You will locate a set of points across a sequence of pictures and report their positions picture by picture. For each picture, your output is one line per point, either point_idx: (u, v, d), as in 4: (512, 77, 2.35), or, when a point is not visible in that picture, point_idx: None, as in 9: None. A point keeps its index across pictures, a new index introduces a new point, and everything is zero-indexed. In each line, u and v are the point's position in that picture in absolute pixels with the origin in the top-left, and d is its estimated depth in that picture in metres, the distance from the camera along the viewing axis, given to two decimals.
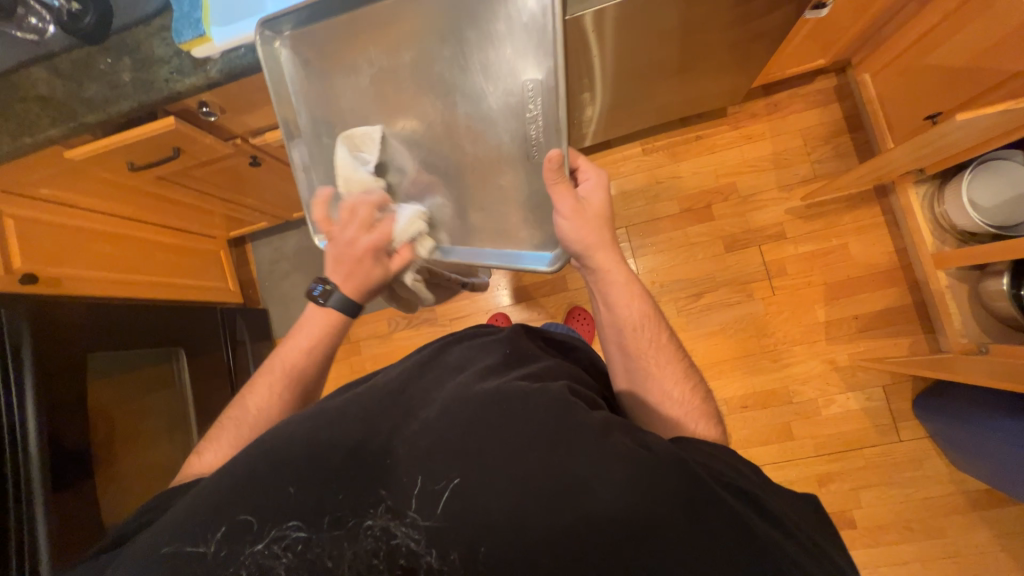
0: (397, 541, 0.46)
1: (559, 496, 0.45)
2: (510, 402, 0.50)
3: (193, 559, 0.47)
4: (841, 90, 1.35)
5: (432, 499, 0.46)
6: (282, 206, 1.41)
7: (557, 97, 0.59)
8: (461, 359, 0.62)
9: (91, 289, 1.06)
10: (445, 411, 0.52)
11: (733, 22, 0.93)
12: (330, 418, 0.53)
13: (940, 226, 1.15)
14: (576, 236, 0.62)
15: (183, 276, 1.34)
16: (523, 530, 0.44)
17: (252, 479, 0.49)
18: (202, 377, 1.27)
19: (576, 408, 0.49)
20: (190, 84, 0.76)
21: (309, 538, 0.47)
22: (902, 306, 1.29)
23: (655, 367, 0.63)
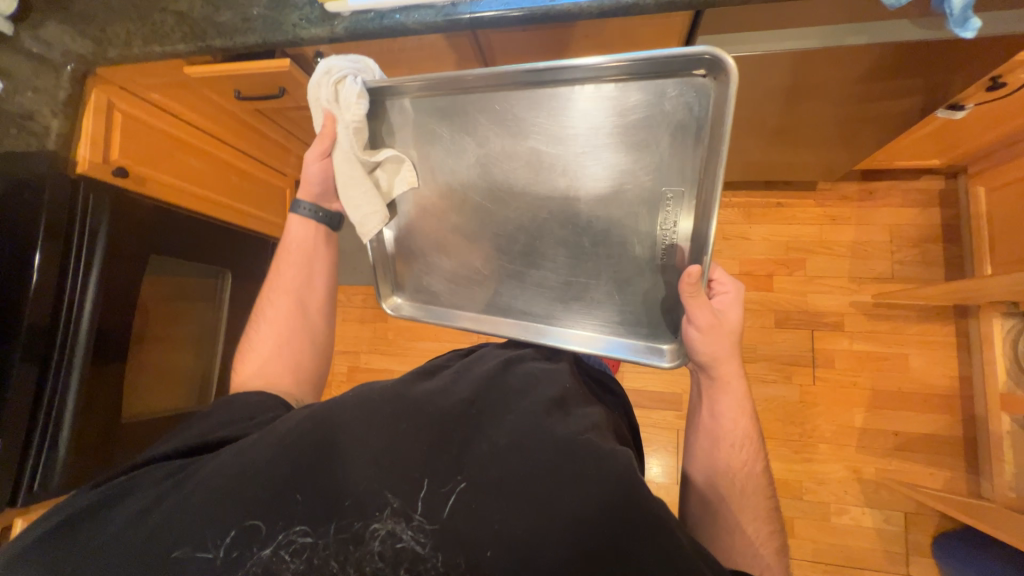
0: (402, 545, 0.47)
1: (566, 543, 0.45)
2: (548, 446, 0.50)
3: (200, 563, 0.47)
4: (947, 196, 1.26)
5: (438, 502, 0.48)
6: None
7: (700, 211, 0.60)
8: (526, 380, 0.61)
9: (169, 195, 1.12)
10: (493, 444, 0.51)
11: (857, 100, 0.88)
12: (364, 410, 0.55)
13: (1020, 367, 1.06)
14: (708, 348, 0.65)
15: (253, 206, 1.39)
16: (530, 556, 0.45)
17: (267, 481, 0.50)
18: (239, 303, 1.32)
19: (612, 454, 0.50)
20: (314, 33, 0.78)
21: (315, 543, 0.47)
22: (950, 436, 1.20)
23: (743, 488, 0.64)
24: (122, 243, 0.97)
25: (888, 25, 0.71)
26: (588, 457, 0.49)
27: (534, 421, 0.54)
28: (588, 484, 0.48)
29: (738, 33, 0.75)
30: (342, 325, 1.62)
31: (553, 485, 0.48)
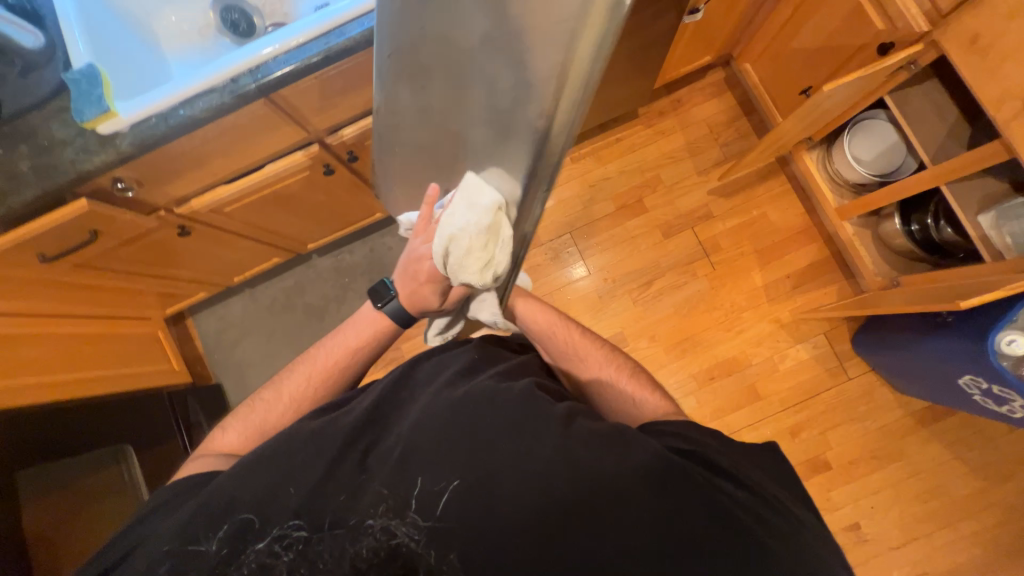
0: (398, 541, 0.47)
1: (544, 479, 0.47)
2: (495, 404, 0.52)
3: (194, 558, 0.48)
4: (730, 80, 1.51)
5: (431, 499, 0.47)
6: (219, 273, 1.35)
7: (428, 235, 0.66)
8: (441, 364, 0.61)
9: (35, 395, 0.99)
10: (425, 417, 0.53)
11: (626, 32, 1.02)
12: (318, 431, 0.54)
13: (836, 184, 1.30)
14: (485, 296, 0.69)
15: (120, 364, 1.24)
16: (516, 506, 0.46)
17: (254, 477, 0.51)
18: (160, 471, 1.15)
19: (540, 400, 0.52)
20: (100, 161, 0.73)
21: (309, 538, 0.48)
22: (824, 258, 1.43)
23: (582, 363, 0.67)
24: None
25: None
26: (525, 408, 0.52)
27: (457, 390, 0.55)
28: (536, 424, 0.50)
29: None
30: None
31: (509, 438, 0.49)
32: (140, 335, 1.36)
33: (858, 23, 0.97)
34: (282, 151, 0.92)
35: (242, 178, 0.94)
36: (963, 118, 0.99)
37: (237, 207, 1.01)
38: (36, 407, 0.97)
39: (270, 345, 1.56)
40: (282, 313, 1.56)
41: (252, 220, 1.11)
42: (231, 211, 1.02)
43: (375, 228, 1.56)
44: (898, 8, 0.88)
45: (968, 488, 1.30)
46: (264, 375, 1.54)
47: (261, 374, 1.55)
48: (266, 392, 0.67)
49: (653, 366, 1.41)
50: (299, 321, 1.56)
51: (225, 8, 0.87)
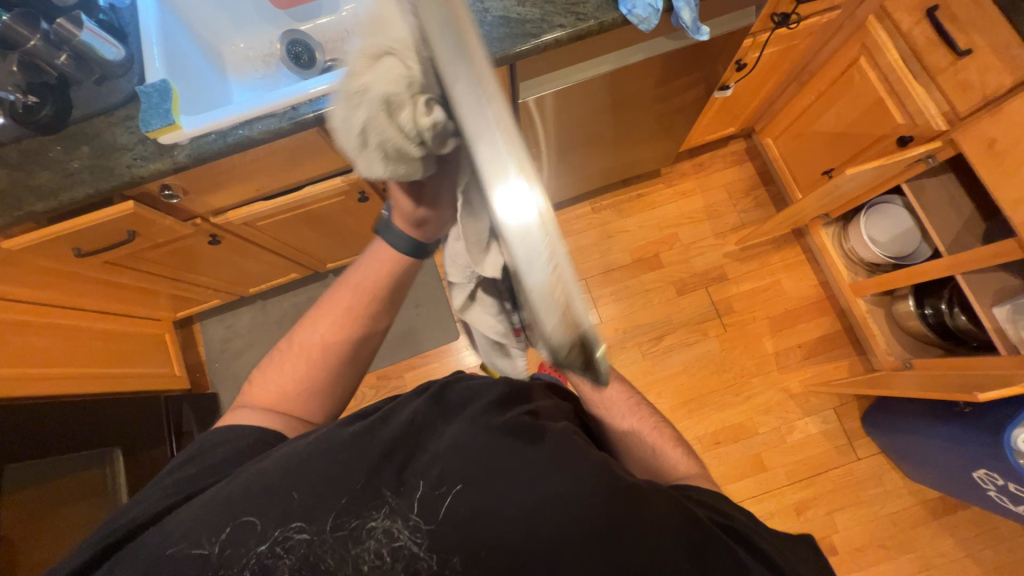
0: (399, 544, 0.46)
1: (563, 509, 0.45)
2: (520, 434, 0.50)
3: (195, 560, 0.46)
4: (750, 151, 1.58)
5: (434, 504, 0.47)
6: (238, 283, 1.36)
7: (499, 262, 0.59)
8: (467, 387, 0.59)
9: (33, 389, 0.97)
10: (450, 437, 0.51)
11: (658, 98, 1.07)
12: (332, 436, 0.53)
13: (851, 260, 1.33)
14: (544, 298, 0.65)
15: (123, 364, 1.23)
16: (527, 526, 0.45)
17: (261, 484, 0.49)
18: (142, 480, 1.11)
19: (574, 443, 0.51)
20: (155, 168, 0.76)
21: (311, 539, 0.46)
22: (836, 332, 1.43)
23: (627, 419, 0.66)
24: None
25: (652, 42, 0.89)
26: (555, 442, 0.50)
27: (492, 417, 0.53)
28: (559, 461, 0.48)
29: (548, 73, 0.89)
30: None
31: (527, 465, 0.48)
32: (148, 336, 1.35)
33: (879, 113, 1.03)
34: (323, 174, 0.95)
35: (280, 196, 0.97)
36: (976, 212, 1.03)
37: (270, 222, 1.04)
38: (40, 401, 0.96)
39: None
40: (291, 328, 1.56)
41: (281, 235, 1.13)
42: (264, 225, 1.05)
43: None
44: (917, 106, 0.94)
45: None
46: None
47: None
48: (283, 343, 0.70)
49: None
50: None
51: (291, 41, 0.92)
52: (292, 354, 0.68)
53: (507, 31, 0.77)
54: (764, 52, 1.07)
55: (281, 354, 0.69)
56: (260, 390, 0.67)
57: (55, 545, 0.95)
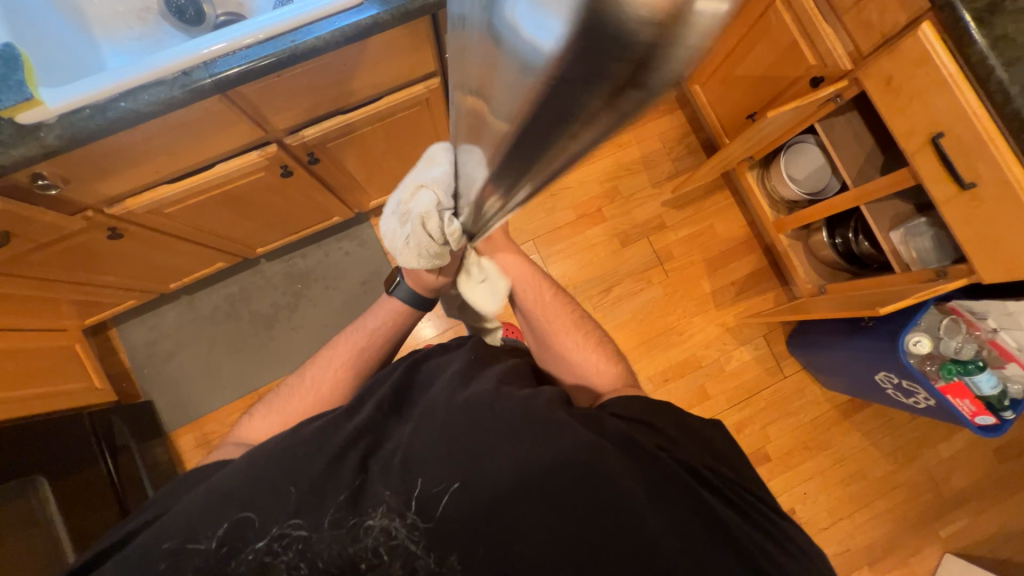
0: (397, 541, 0.49)
1: (547, 493, 0.48)
2: (511, 421, 0.52)
3: (194, 553, 0.49)
4: (680, 99, 1.61)
5: (431, 500, 0.49)
6: (154, 279, 1.22)
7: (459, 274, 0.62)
8: (443, 366, 0.63)
9: None
10: (436, 418, 0.54)
11: None
12: (321, 431, 0.55)
13: (774, 199, 1.43)
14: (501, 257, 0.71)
15: (28, 385, 1.08)
16: (514, 511, 0.48)
17: (256, 478, 0.51)
18: (78, 504, 1.01)
19: (538, 405, 0.54)
20: (19, 154, 0.63)
21: (309, 537, 0.49)
22: (763, 267, 1.56)
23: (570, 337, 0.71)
24: None
25: None
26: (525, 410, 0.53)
27: (475, 395, 0.55)
28: (548, 446, 0.50)
29: None
30: None
31: (517, 457, 0.50)
32: (54, 349, 1.20)
33: (793, 55, 1.08)
34: (234, 149, 0.85)
35: (186, 177, 0.86)
36: (876, 146, 1.13)
37: (180, 208, 0.92)
38: None
39: (212, 356, 1.43)
40: (225, 322, 1.45)
41: (196, 222, 1.01)
42: (173, 212, 0.93)
43: (330, 232, 1.48)
44: (826, 46, 0.99)
45: (881, 471, 1.47)
46: (205, 390, 1.42)
47: (201, 389, 1.43)
48: (289, 378, 0.69)
49: None
50: (246, 331, 1.45)
51: None
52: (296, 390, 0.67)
53: None
54: None
55: (285, 391, 0.68)
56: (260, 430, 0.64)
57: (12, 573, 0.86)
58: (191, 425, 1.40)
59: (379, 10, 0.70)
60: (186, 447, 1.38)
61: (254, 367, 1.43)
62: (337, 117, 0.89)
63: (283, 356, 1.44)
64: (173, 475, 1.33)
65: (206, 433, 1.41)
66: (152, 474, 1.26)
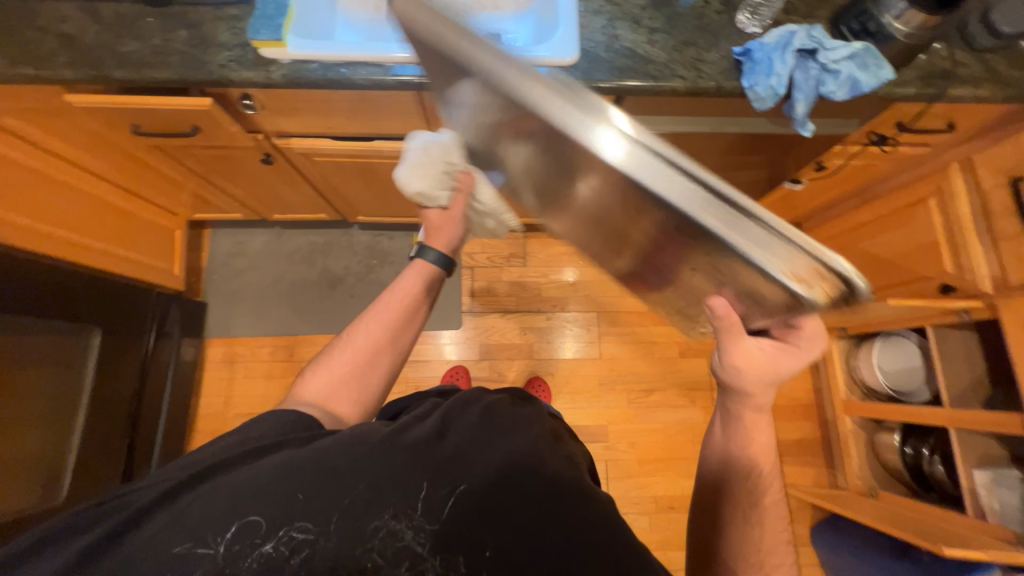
0: (403, 544, 0.48)
1: (561, 544, 0.49)
2: (525, 471, 0.53)
3: (203, 561, 0.47)
4: None
5: (437, 505, 0.50)
6: (267, 204, 1.32)
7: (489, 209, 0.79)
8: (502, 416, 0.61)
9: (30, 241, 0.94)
10: (485, 465, 0.53)
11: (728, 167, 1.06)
12: (358, 433, 0.55)
13: (852, 379, 1.36)
14: None
15: (126, 246, 1.19)
16: (529, 554, 0.49)
17: (273, 485, 0.50)
18: (110, 365, 1.07)
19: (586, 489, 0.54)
20: (247, 76, 0.74)
21: (316, 541, 0.48)
22: (812, 440, 1.46)
23: None
24: None
25: (754, 121, 0.88)
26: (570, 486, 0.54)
27: (528, 453, 0.56)
28: (559, 504, 0.52)
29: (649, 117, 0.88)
30: (245, 381, 1.44)
31: (539, 504, 0.51)
32: (160, 227, 1.32)
33: (931, 255, 1.05)
34: (397, 135, 0.94)
35: (347, 140, 0.95)
36: (987, 375, 1.06)
37: (326, 161, 1.02)
38: (30, 254, 0.93)
39: (273, 288, 1.52)
40: (299, 264, 1.53)
41: (329, 176, 1.11)
42: (318, 162, 1.03)
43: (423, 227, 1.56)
44: (971, 261, 0.97)
45: None
46: (253, 315, 1.49)
47: (249, 313, 1.50)
48: (335, 344, 0.75)
49: (621, 471, 1.41)
50: (311, 279, 1.53)
51: None
52: (345, 346, 0.74)
53: (628, 64, 0.78)
54: (847, 162, 1.06)
55: (333, 350, 0.74)
56: (316, 382, 0.71)
57: (24, 412, 0.90)
58: (226, 340, 1.47)
59: (580, 78, 0.77)
60: (212, 358, 1.45)
61: (304, 313, 1.50)
62: None
63: (331, 316, 1.50)
64: (191, 377, 1.39)
65: (234, 353, 1.47)
66: (177, 367, 1.32)
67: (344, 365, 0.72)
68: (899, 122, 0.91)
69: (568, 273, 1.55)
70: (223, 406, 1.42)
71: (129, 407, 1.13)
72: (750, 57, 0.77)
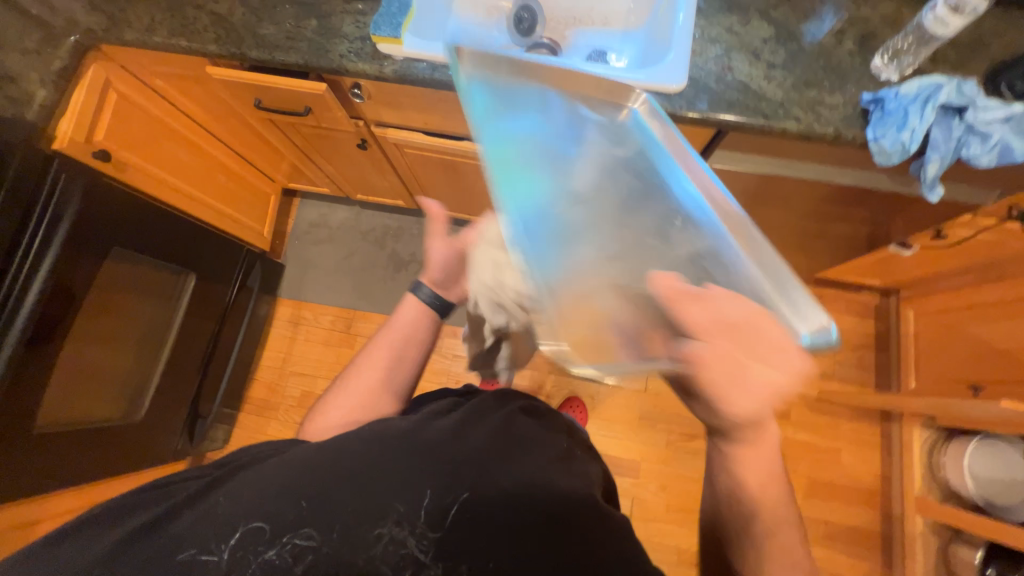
0: (406, 551, 0.49)
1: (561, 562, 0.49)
2: (526, 481, 0.53)
3: (207, 567, 0.49)
4: (880, 311, 1.44)
5: (441, 513, 0.51)
6: (353, 184, 1.41)
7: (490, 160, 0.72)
8: (512, 424, 0.60)
9: (152, 188, 1.07)
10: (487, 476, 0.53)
11: (827, 218, 0.97)
12: (360, 435, 0.56)
13: (932, 475, 1.20)
14: None
15: (228, 204, 1.32)
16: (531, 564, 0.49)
17: (275, 494, 0.51)
18: (197, 306, 1.19)
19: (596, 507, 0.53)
20: (361, 68, 0.79)
21: (319, 547, 0.50)
22: (870, 531, 1.31)
23: None
24: (105, 219, 0.91)
25: (870, 175, 0.80)
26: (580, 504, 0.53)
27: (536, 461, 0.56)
28: (564, 519, 0.51)
29: (748, 156, 0.83)
30: (304, 343, 1.55)
31: (546, 515, 0.51)
32: (259, 191, 1.45)
33: None
34: None
35: (438, 138, 0.99)
36: None
37: (415, 154, 1.06)
38: (150, 199, 1.06)
39: (344, 262, 1.61)
40: (370, 243, 1.62)
41: (414, 167, 1.16)
42: (407, 154, 1.08)
43: None
44: None
45: None
46: (323, 283, 1.60)
47: (319, 281, 1.61)
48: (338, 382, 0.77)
49: (647, 512, 1.35)
50: (378, 260, 1.61)
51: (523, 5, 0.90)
52: (347, 382, 0.75)
53: (738, 98, 0.74)
54: (974, 236, 0.93)
55: (335, 389, 0.76)
56: (315, 423, 0.74)
57: (123, 334, 1.02)
58: (294, 302, 1.59)
59: (682, 108, 0.74)
60: (280, 316, 1.56)
61: (366, 290, 1.58)
62: None
63: (390, 297, 1.57)
64: (259, 329, 1.51)
65: (299, 315, 1.58)
66: (250, 320, 1.44)
67: (342, 404, 0.73)
68: None
69: None
70: (281, 361, 1.54)
71: (207, 347, 1.25)
72: (882, 106, 0.70)
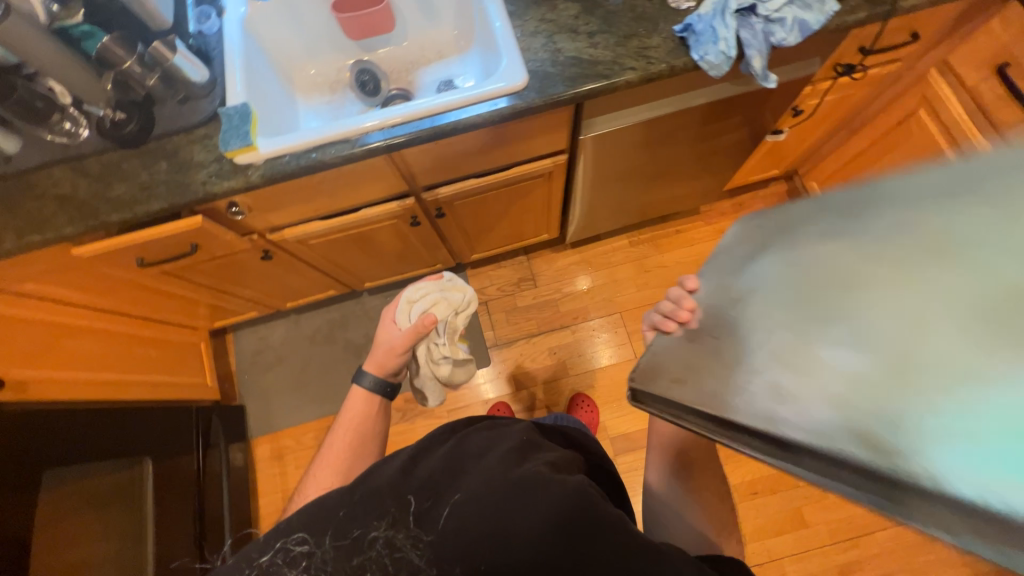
0: (401, 554, 0.48)
1: (540, 569, 0.43)
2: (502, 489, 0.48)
3: None
4: (792, 194, 1.56)
5: (436, 516, 0.49)
6: (278, 295, 1.36)
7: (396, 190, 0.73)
8: (484, 445, 0.55)
9: (58, 392, 0.97)
10: (477, 488, 0.49)
11: (706, 137, 1.05)
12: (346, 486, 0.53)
13: None
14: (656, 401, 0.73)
15: (157, 371, 1.24)
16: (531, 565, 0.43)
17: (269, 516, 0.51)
18: (166, 490, 1.08)
19: (594, 499, 0.46)
20: (228, 186, 0.78)
21: (312, 555, 0.48)
22: None
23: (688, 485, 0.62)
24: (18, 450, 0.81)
25: (717, 87, 0.89)
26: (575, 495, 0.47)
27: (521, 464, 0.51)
28: (553, 505, 0.46)
29: (610, 115, 0.90)
30: (298, 472, 1.45)
31: (538, 506, 0.46)
32: (186, 344, 1.37)
33: None
34: (379, 199, 0.97)
35: (336, 217, 0.98)
36: None
37: (321, 242, 1.05)
38: (66, 404, 0.97)
39: (304, 375, 1.54)
40: (322, 344, 1.56)
41: (328, 254, 1.14)
42: (315, 245, 1.06)
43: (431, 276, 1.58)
44: None
45: None
46: (291, 405, 1.51)
47: (286, 404, 1.53)
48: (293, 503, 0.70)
49: None
50: (337, 357, 1.55)
51: (360, 70, 0.96)
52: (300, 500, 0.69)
53: (578, 71, 0.79)
54: (823, 100, 1.04)
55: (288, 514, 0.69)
56: None
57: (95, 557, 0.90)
58: (270, 436, 1.49)
59: (533, 96, 0.78)
60: (262, 457, 1.46)
61: (337, 390, 1.52)
62: (468, 180, 0.99)
63: None
64: (245, 480, 1.40)
65: (281, 447, 1.48)
66: (230, 475, 1.34)
67: None
68: (861, 47, 0.89)
69: (583, 281, 1.55)
70: (281, 502, 1.42)
71: (194, 525, 1.14)
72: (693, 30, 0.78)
